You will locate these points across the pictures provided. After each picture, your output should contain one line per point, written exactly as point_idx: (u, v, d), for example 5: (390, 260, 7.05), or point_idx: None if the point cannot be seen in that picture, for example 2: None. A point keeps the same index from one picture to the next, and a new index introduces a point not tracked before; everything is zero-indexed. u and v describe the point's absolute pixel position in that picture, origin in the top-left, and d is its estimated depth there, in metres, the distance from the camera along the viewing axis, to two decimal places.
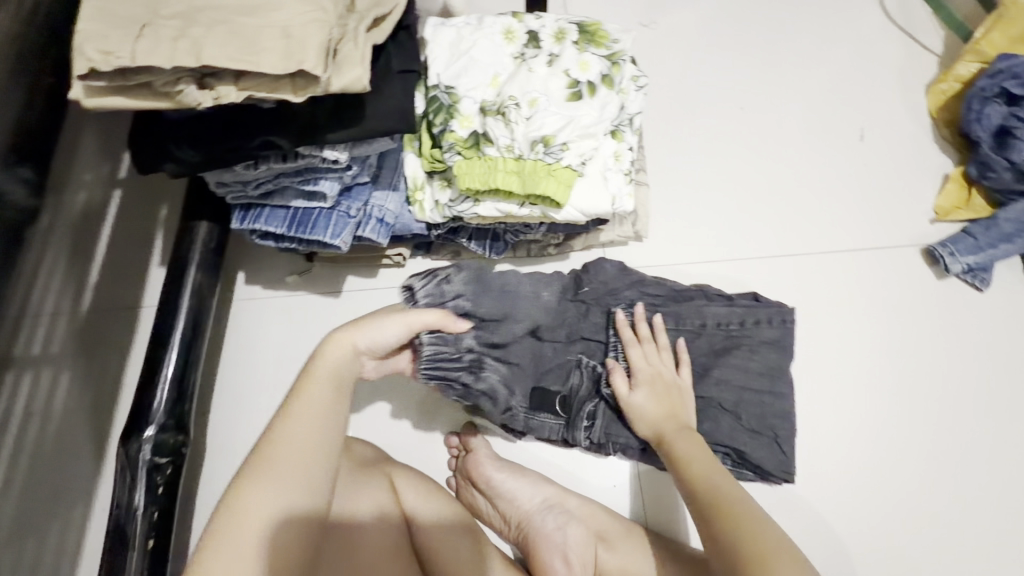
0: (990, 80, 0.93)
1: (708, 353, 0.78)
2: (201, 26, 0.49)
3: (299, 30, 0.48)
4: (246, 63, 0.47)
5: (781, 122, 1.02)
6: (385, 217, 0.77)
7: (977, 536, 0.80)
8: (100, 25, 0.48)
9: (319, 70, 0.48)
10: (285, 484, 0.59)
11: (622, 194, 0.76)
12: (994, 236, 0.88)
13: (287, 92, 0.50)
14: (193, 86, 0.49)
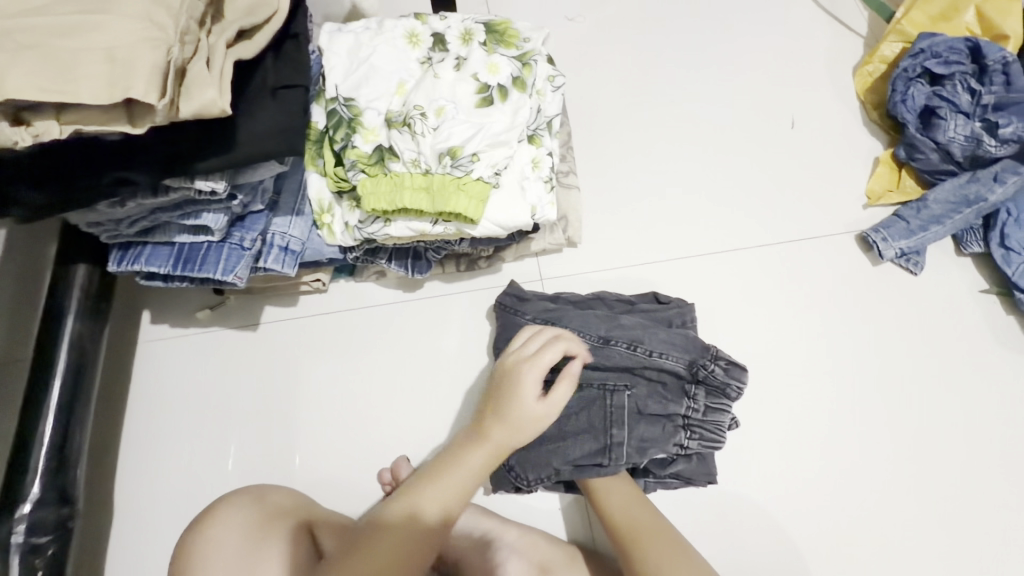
0: (912, 60, 0.92)
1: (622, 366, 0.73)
2: (6, 52, 0.42)
3: (125, 52, 0.42)
4: (63, 94, 0.41)
5: (713, 113, 1.00)
6: (289, 245, 0.71)
7: (925, 525, 0.79)
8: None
9: (153, 97, 0.42)
10: (452, 488, 0.60)
11: (543, 202, 0.72)
12: (925, 219, 0.88)
13: (123, 123, 0.44)
14: (5, 122, 0.42)
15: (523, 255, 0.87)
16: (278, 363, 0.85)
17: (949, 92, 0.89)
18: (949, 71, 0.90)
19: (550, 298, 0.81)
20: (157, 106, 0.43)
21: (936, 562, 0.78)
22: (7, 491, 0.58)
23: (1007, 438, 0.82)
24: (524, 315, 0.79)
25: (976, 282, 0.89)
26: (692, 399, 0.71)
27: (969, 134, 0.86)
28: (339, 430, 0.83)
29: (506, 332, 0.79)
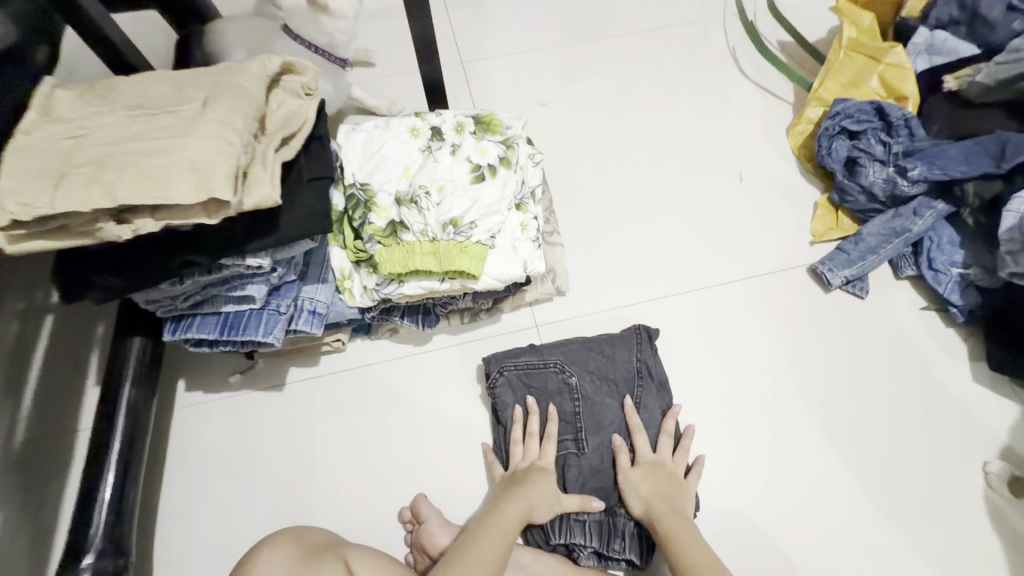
0: (832, 121, 1.09)
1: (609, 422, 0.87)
2: (112, 170, 0.54)
3: (207, 163, 0.55)
4: (158, 197, 0.53)
5: (672, 173, 1.16)
6: (317, 308, 0.82)
7: (908, 528, 0.86)
8: (18, 180, 0.53)
9: (228, 195, 0.55)
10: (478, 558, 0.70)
11: (533, 258, 0.84)
12: (862, 250, 1.01)
13: (202, 217, 0.56)
14: (111, 224, 0.55)
15: (519, 305, 0.98)
16: (304, 419, 0.93)
17: (865, 145, 1.05)
18: (862, 128, 1.07)
19: (568, 344, 0.91)
20: (229, 202, 0.55)
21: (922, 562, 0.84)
22: (75, 541, 0.65)
23: (964, 437, 0.91)
24: (539, 353, 0.90)
25: (918, 299, 1.01)
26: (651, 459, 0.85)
27: (886, 178, 1.02)
28: (363, 477, 0.90)
29: (532, 374, 0.89)
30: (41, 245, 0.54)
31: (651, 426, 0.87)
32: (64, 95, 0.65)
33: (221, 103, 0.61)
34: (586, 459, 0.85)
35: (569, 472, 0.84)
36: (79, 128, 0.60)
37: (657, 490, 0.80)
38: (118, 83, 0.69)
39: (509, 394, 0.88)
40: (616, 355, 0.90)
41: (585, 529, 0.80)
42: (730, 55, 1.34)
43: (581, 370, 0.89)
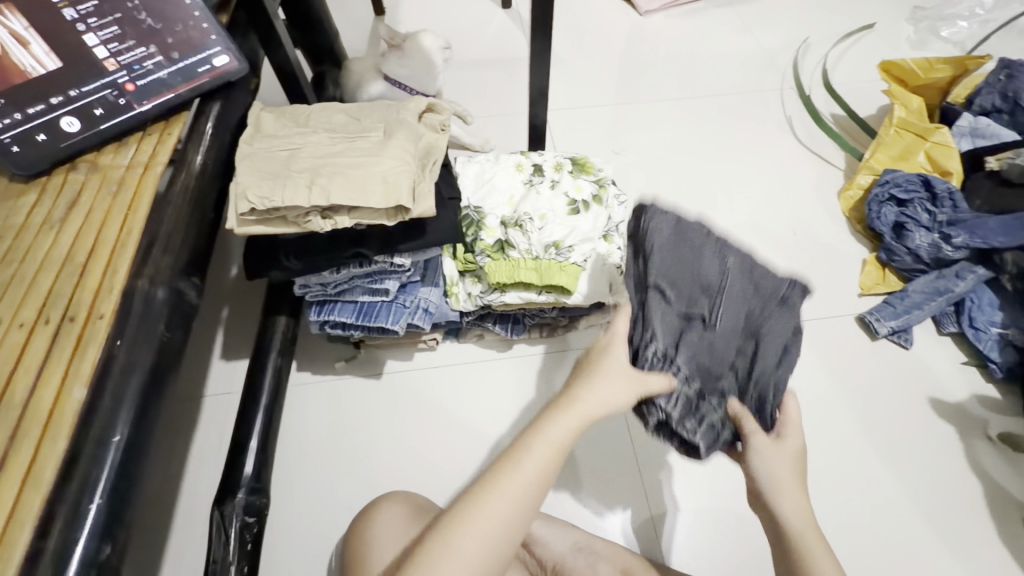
0: (881, 188, 1.22)
1: (746, 317, 0.74)
2: (325, 176, 0.74)
3: (395, 176, 0.74)
4: (360, 201, 0.73)
5: (732, 222, 1.29)
6: (429, 307, 0.95)
7: (951, 562, 0.93)
8: (254, 179, 0.74)
9: (410, 202, 0.74)
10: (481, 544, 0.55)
11: (618, 280, 0.97)
12: (907, 304, 1.12)
13: (384, 218, 0.75)
14: (317, 218, 0.74)
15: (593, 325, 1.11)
16: (398, 405, 1.06)
17: (912, 211, 1.17)
18: (909, 197, 1.19)
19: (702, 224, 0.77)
20: (408, 208, 0.75)
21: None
22: (231, 476, 0.77)
23: (1000, 484, 0.99)
24: (700, 218, 0.77)
25: (959, 354, 1.10)
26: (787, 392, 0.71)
27: (931, 242, 1.13)
28: (446, 462, 1.01)
29: (682, 244, 0.75)
30: (263, 229, 0.75)
31: (770, 334, 0.73)
32: (269, 116, 0.86)
33: (400, 135, 0.80)
34: (710, 332, 0.74)
35: (688, 336, 0.74)
36: (291, 143, 0.80)
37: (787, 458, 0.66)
38: (304, 109, 0.88)
39: (665, 226, 0.74)
40: (772, 274, 0.76)
41: (676, 398, 0.72)
42: (786, 123, 1.50)
43: (741, 257, 0.76)
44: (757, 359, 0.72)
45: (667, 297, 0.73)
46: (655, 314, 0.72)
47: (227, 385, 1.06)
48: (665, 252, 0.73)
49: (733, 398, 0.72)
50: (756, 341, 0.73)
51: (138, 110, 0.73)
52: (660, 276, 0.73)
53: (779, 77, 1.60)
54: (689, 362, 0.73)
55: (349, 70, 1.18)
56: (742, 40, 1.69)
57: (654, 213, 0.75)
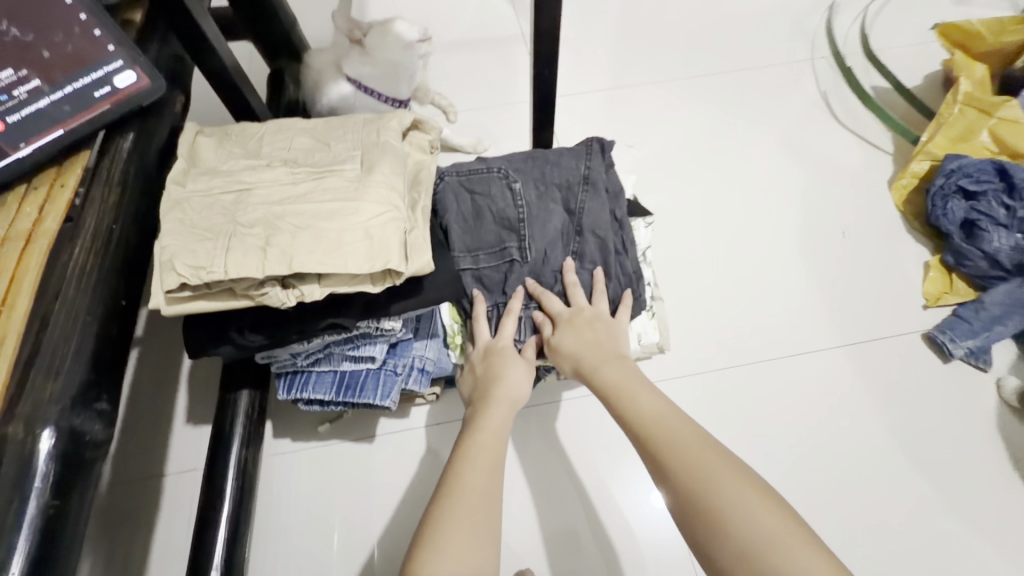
0: (946, 178, 1.04)
1: (561, 201, 0.80)
2: (284, 233, 0.54)
3: (379, 230, 0.55)
4: (335, 265, 0.53)
5: (769, 223, 1.11)
6: (426, 366, 0.78)
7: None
8: (185, 240, 0.54)
9: (401, 266, 0.54)
10: (462, 517, 0.57)
11: (647, 329, 0.87)
12: (985, 319, 0.95)
13: (366, 284, 0.56)
14: (278, 288, 0.54)
15: None
16: (395, 473, 0.90)
17: (986, 206, 0.99)
18: (981, 189, 1.01)
19: (507, 173, 0.79)
20: (399, 272, 0.55)
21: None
22: None
23: None
24: (484, 161, 0.80)
25: None
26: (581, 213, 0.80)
27: (1013, 244, 0.96)
28: None
29: (480, 187, 0.78)
30: (205, 307, 0.55)
31: (598, 227, 0.80)
32: (207, 142, 0.66)
33: (384, 165, 0.61)
34: (530, 257, 0.78)
35: (514, 282, 0.78)
36: (239, 182, 0.60)
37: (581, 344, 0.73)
38: (256, 129, 0.68)
39: (454, 202, 0.77)
40: (566, 166, 0.81)
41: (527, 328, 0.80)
42: (823, 99, 1.30)
43: (527, 177, 0.80)
44: (564, 245, 0.79)
45: (495, 261, 0.77)
46: (483, 283, 0.78)
47: (190, 459, 0.90)
48: (459, 209, 0.77)
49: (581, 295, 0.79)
50: (563, 205, 0.80)
51: (13, 157, 0.52)
52: (466, 234, 0.76)
53: (809, 45, 1.38)
54: (526, 296, 0.79)
55: (308, 67, 1.00)
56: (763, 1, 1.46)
57: (443, 181, 0.78)
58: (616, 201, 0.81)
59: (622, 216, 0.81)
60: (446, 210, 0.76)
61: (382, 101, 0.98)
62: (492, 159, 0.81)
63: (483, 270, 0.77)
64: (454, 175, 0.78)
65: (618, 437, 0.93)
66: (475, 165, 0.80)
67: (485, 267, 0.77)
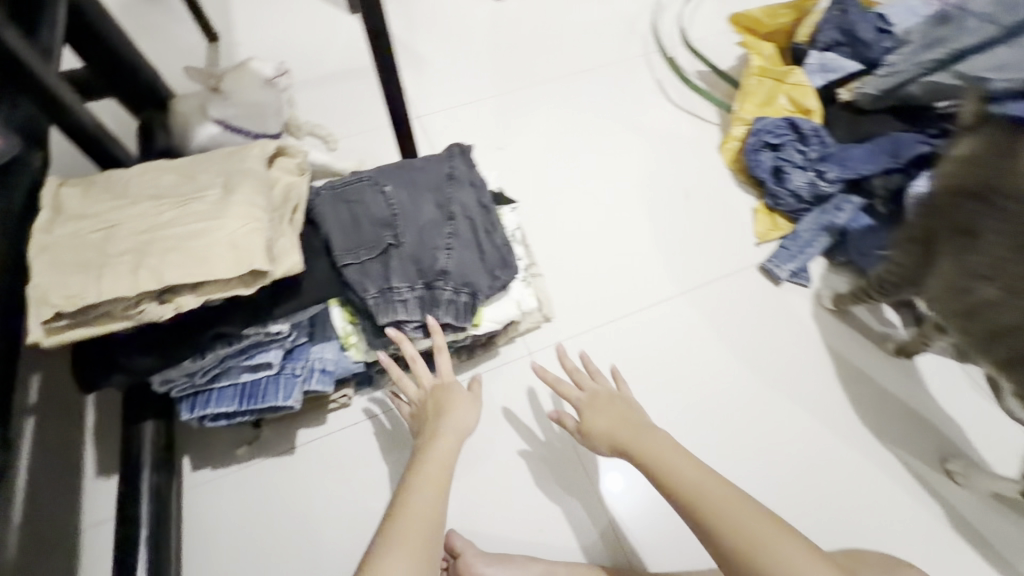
0: (754, 138, 1.26)
1: (429, 195, 0.90)
2: (154, 255, 0.60)
3: (243, 240, 0.62)
4: (205, 275, 0.60)
5: (626, 196, 1.28)
6: (326, 366, 0.84)
7: (909, 489, 0.93)
8: (56, 276, 0.59)
9: (267, 265, 0.62)
10: (417, 545, 0.66)
11: (525, 296, 0.93)
12: (799, 244, 1.16)
13: (240, 287, 0.62)
14: (153, 304, 0.60)
15: (513, 338, 1.06)
16: (318, 477, 0.94)
17: (785, 155, 1.22)
18: (781, 141, 1.23)
19: (376, 181, 0.90)
20: (266, 272, 0.62)
21: (936, 521, 0.91)
22: None
23: (926, 398, 1.00)
24: (356, 176, 0.91)
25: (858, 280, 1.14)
26: (450, 203, 0.90)
27: (808, 181, 1.17)
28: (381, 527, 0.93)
29: (352, 194, 0.87)
30: (85, 333, 0.59)
31: (466, 212, 0.90)
32: (71, 192, 0.70)
33: (244, 187, 0.68)
34: (405, 244, 0.85)
35: (393, 267, 0.83)
36: (106, 220, 0.65)
37: (610, 425, 0.81)
38: (120, 175, 0.73)
39: (327, 209, 0.85)
40: (430, 168, 0.93)
41: (412, 306, 0.83)
42: (658, 88, 1.51)
43: (395, 181, 0.90)
44: (438, 230, 0.87)
45: (373, 251, 0.83)
46: (363, 269, 0.82)
47: (107, 508, 0.90)
48: (333, 213, 0.84)
49: (458, 268, 0.85)
50: (432, 199, 0.90)
51: None
52: (342, 233, 0.83)
53: (642, 44, 1.60)
54: (405, 276, 0.83)
55: (175, 113, 1.05)
56: (599, 12, 1.67)
57: (317, 198, 0.87)
58: (479, 189, 0.93)
59: (487, 202, 0.93)
60: (321, 218, 0.84)
61: (249, 136, 1.02)
62: (364, 174, 0.92)
63: (361, 258, 0.82)
64: (327, 191, 0.87)
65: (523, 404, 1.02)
66: (347, 181, 0.91)
67: (362, 255, 0.82)
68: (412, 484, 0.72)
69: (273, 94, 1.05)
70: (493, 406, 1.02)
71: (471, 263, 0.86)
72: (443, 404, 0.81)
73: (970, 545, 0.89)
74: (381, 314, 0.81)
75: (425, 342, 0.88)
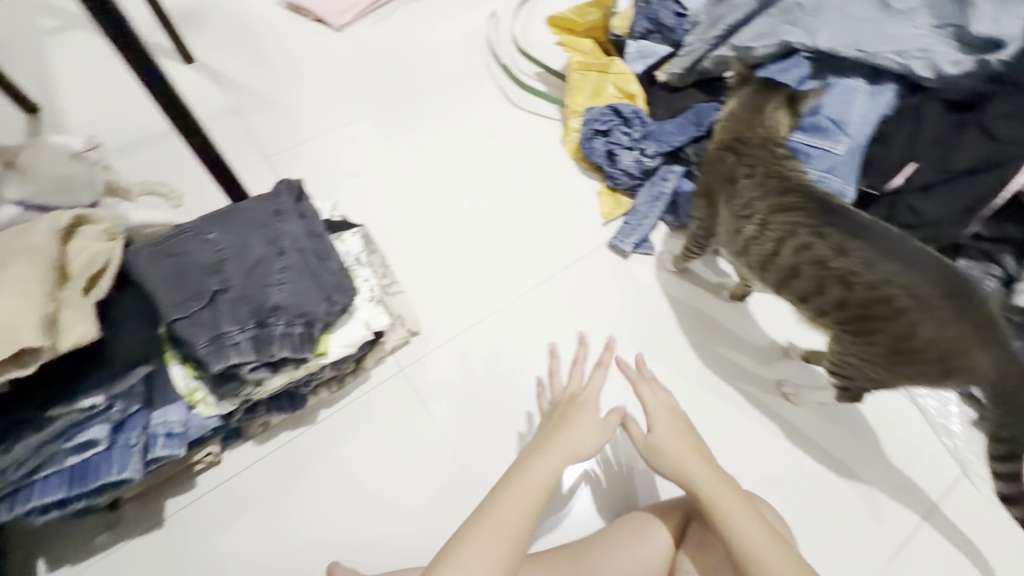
0: (586, 127, 1.34)
1: (257, 233, 0.89)
2: None
3: (10, 318, 0.60)
4: None
5: (480, 200, 1.34)
6: (172, 429, 0.83)
7: (755, 417, 1.04)
8: None
9: (40, 341, 0.60)
10: (487, 554, 0.67)
11: (374, 315, 0.94)
12: (638, 217, 1.25)
13: (14, 368, 0.61)
14: None
15: (382, 358, 1.08)
16: (194, 543, 0.92)
17: (614, 138, 1.31)
18: (608, 127, 1.33)
19: (199, 227, 0.88)
20: (42, 347, 0.61)
21: (780, 439, 1.02)
22: None
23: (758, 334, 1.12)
24: (181, 226, 0.89)
25: None
26: (280, 237, 0.90)
27: (635, 159, 1.27)
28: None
29: (173, 242, 0.84)
30: None
31: (296, 243, 0.90)
32: None
33: (16, 263, 0.66)
34: (234, 285, 0.84)
35: (223, 310, 0.82)
36: None
37: (686, 448, 0.82)
38: None
39: (145, 263, 0.81)
40: (257, 206, 0.93)
41: (247, 347, 0.81)
42: (500, 93, 1.58)
43: (220, 225, 0.88)
44: (268, 265, 0.87)
45: (200, 299, 0.81)
46: (191, 321, 0.80)
47: None
48: (152, 264, 0.81)
49: (293, 300, 0.85)
50: (260, 235, 0.89)
51: None
52: (162, 285, 0.80)
53: (481, 54, 1.67)
54: (236, 318, 0.82)
55: None
56: (437, 31, 1.74)
57: (135, 250, 0.82)
58: (310, 220, 0.95)
59: (319, 231, 0.94)
60: (139, 270, 0.80)
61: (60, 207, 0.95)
62: (190, 223, 0.90)
63: (188, 308, 0.80)
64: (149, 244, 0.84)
65: (400, 421, 1.04)
66: (171, 232, 0.88)
67: (188, 305, 0.80)
68: (487, 509, 0.72)
69: (84, 168, 1.01)
70: (371, 429, 1.04)
71: (304, 293, 0.86)
72: (579, 409, 0.87)
73: (810, 453, 1.00)
74: (215, 361, 0.80)
75: (275, 380, 0.86)
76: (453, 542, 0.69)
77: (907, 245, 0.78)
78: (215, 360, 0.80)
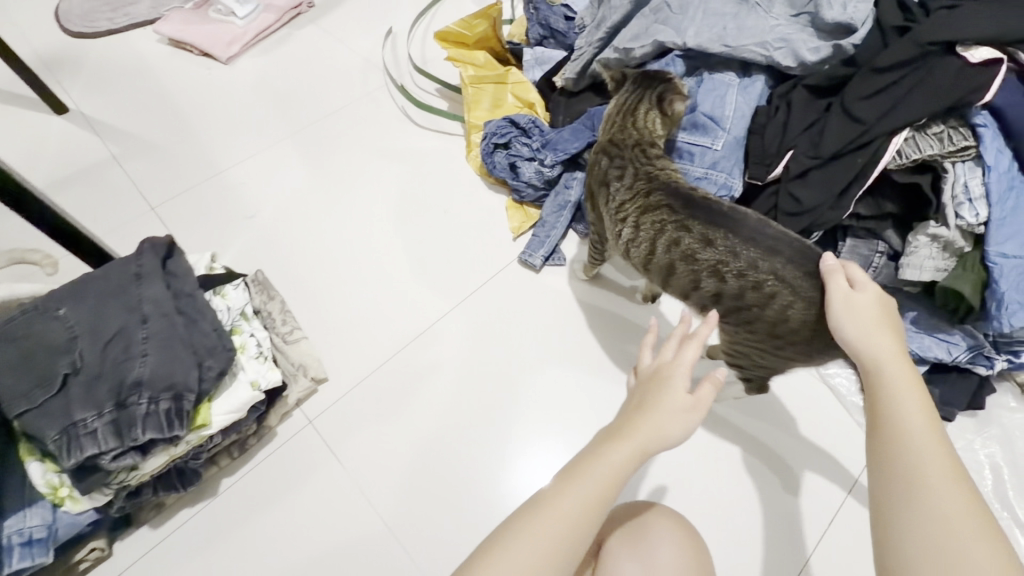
0: (485, 141, 1.31)
1: (114, 302, 0.81)
2: None
3: None
4: None
5: (385, 229, 1.29)
6: (31, 536, 0.76)
7: None
8: None
9: None
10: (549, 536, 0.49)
11: (263, 372, 0.89)
12: (546, 228, 1.23)
13: None
14: None
15: (287, 412, 1.02)
16: None
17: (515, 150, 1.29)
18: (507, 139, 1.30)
19: (44, 301, 0.78)
20: None
21: (698, 439, 1.02)
22: None
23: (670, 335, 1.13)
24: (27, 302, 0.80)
25: None
26: (142, 302, 0.81)
27: (536, 169, 1.25)
28: None
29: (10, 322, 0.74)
30: None
31: (160, 307, 0.82)
32: None
33: None
34: (88, 365, 0.76)
35: (75, 396, 0.74)
36: None
37: (900, 370, 0.57)
38: None
39: None
40: (115, 270, 0.84)
41: (107, 435, 0.74)
42: (401, 112, 1.53)
43: (69, 297, 0.79)
44: (129, 337, 0.79)
45: (47, 388, 0.73)
46: (38, 414, 0.72)
47: None
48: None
49: (158, 374, 0.77)
50: (118, 304, 0.81)
51: None
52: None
53: (379, 74, 1.62)
54: (90, 404, 0.74)
55: None
56: (332, 53, 1.67)
57: None
58: (179, 279, 0.87)
59: (190, 290, 0.86)
60: None
61: None
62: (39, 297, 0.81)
63: (33, 400, 0.72)
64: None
65: (312, 478, 0.98)
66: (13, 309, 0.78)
67: (34, 396, 0.72)
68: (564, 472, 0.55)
69: None
70: (278, 492, 0.97)
71: (170, 363, 0.78)
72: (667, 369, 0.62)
73: (728, 448, 1.01)
74: (70, 456, 0.72)
75: (151, 461, 0.79)
76: (517, 517, 0.51)
77: (767, 231, 0.80)
78: (70, 455, 0.72)
